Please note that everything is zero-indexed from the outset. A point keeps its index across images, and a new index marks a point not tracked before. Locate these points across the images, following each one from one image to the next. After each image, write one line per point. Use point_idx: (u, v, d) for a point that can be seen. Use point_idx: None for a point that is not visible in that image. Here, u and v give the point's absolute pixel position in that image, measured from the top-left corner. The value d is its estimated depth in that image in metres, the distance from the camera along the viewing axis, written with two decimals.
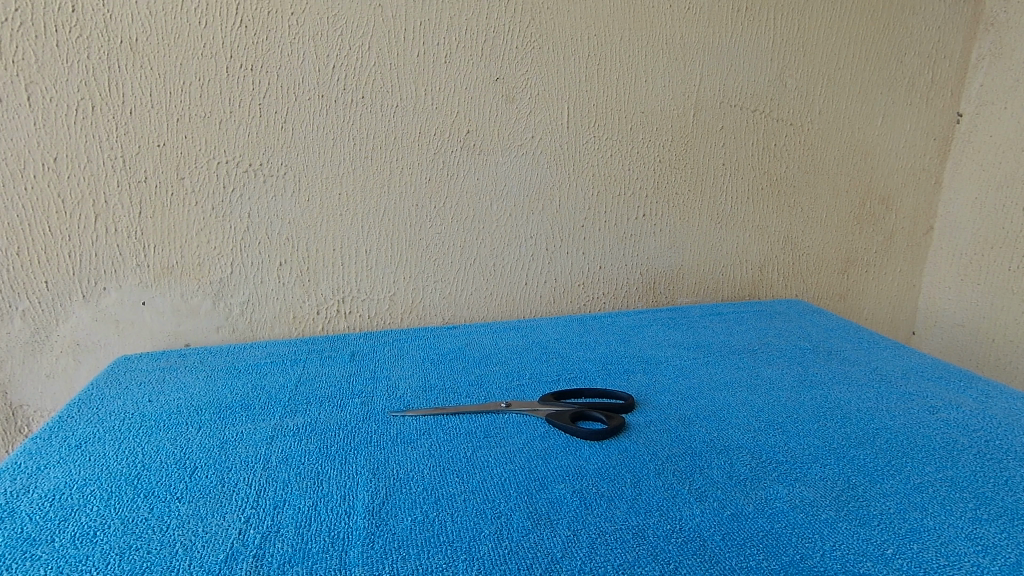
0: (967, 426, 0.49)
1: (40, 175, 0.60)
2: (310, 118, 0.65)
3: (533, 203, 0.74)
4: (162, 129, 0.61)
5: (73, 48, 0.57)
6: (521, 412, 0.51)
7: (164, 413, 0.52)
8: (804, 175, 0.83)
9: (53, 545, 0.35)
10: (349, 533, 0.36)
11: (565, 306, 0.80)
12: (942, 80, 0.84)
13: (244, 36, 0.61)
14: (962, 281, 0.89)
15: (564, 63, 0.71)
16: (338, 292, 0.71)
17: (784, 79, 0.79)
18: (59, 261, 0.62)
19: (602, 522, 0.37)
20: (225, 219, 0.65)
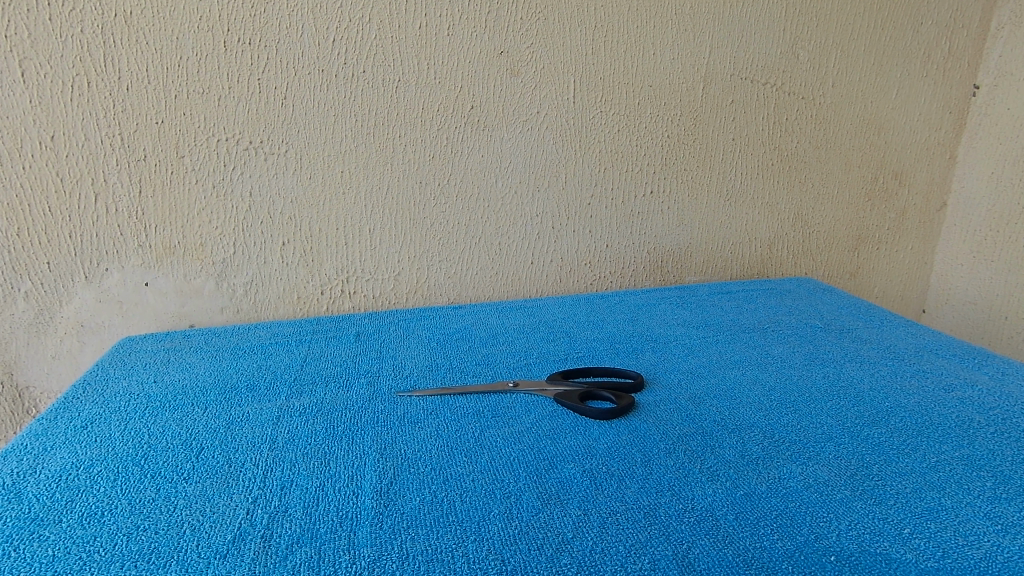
0: (982, 404, 0.48)
1: (37, 154, 0.58)
2: (311, 94, 0.63)
3: (538, 181, 0.73)
4: (160, 106, 0.60)
5: (66, 22, 0.56)
6: (528, 391, 0.51)
7: (170, 394, 0.52)
8: (816, 150, 0.81)
9: (60, 526, 0.35)
10: (358, 514, 0.36)
11: (571, 285, 0.79)
12: (960, 50, 0.82)
13: (241, 9, 0.59)
14: (975, 258, 0.87)
15: (571, 35, 0.69)
16: (342, 272, 0.71)
17: (797, 50, 0.76)
18: (60, 242, 0.62)
19: (613, 502, 0.37)
20: (227, 198, 0.64)
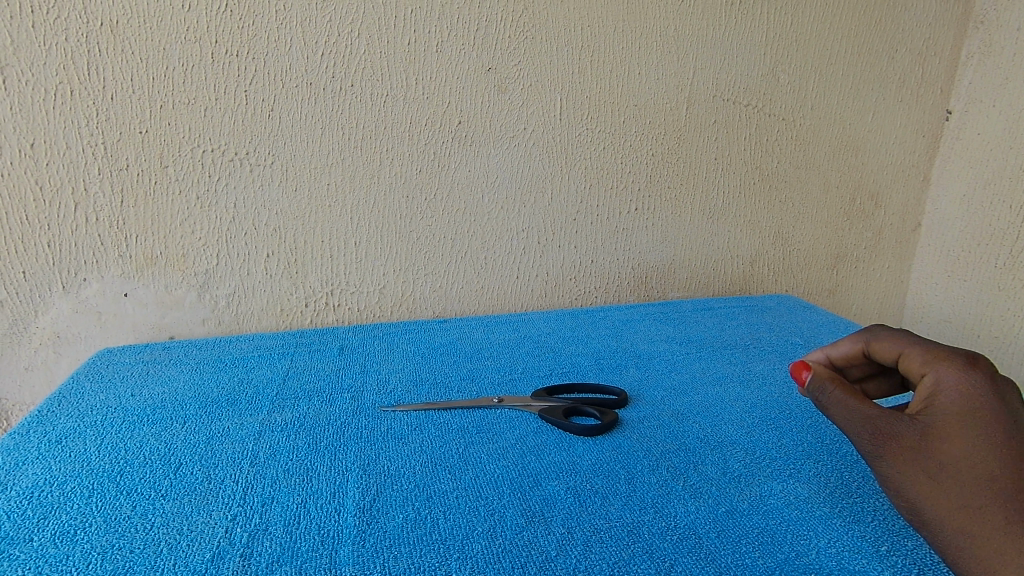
0: None
1: (17, 161, 0.58)
2: (299, 106, 0.63)
3: (525, 196, 0.73)
4: (144, 115, 0.60)
5: (51, 30, 0.55)
6: (514, 406, 0.51)
7: (148, 408, 0.51)
8: (795, 170, 0.83)
9: (32, 544, 0.34)
10: (340, 532, 0.36)
11: (556, 299, 0.79)
12: (932, 76, 0.85)
13: (229, 21, 0.59)
14: (950, 277, 0.89)
15: (558, 54, 0.70)
16: (327, 284, 0.70)
17: (777, 73, 0.78)
18: (38, 251, 0.61)
19: (597, 519, 0.37)
20: (211, 208, 0.64)
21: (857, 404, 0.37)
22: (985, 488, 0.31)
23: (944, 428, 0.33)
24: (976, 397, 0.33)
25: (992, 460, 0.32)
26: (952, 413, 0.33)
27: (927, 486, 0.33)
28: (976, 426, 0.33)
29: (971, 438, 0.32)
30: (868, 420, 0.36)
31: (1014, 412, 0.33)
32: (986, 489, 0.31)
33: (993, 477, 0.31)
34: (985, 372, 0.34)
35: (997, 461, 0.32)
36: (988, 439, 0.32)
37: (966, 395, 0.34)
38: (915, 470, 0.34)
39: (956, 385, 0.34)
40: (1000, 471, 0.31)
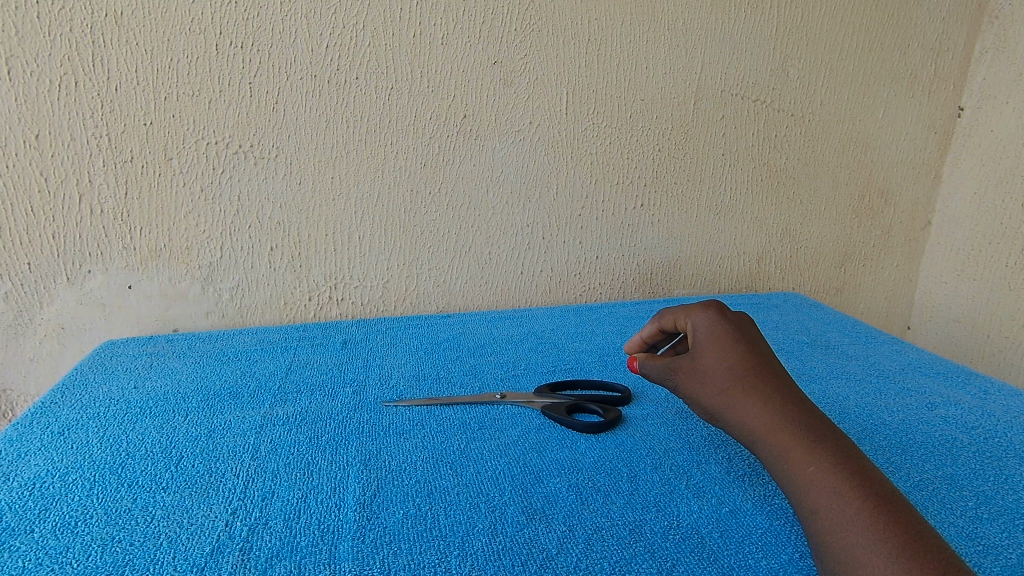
0: (965, 423, 0.48)
1: (22, 152, 0.58)
2: (303, 98, 0.63)
3: (530, 191, 0.73)
4: (148, 107, 0.59)
5: (55, 21, 0.55)
6: (516, 402, 0.50)
7: (151, 400, 0.51)
8: (803, 166, 0.82)
9: (33, 536, 0.34)
10: (340, 527, 0.35)
11: (561, 296, 0.79)
12: (944, 72, 0.83)
13: (234, 12, 0.59)
14: (960, 276, 0.88)
15: (564, 47, 0.69)
16: (330, 278, 0.70)
17: (787, 68, 0.77)
18: (42, 243, 0.61)
19: (598, 518, 0.36)
20: (215, 201, 0.64)
21: (651, 363, 0.45)
22: (750, 385, 0.40)
23: (712, 351, 0.42)
24: (724, 326, 0.43)
25: (747, 366, 0.41)
26: (713, 339, 0.43)
27: (710, 399, 0.41)
28: (731, 344, 0.42)
29: (730, 351, 0.42)
30: (663, 367, 0.44)
31: (749, 332, 0.44)
32: (749, 384, 0.40)
33: (751, 377, 0.40)
34: (723, 311, 0.45)
35: (751, 363, 0.41)
36: (740, 351, 0.42)
37: (715, 329, 0.43)
38: (703, 389, 0.41)
39: (710, 323, 0.44)
40: (756, 370, 0.40)
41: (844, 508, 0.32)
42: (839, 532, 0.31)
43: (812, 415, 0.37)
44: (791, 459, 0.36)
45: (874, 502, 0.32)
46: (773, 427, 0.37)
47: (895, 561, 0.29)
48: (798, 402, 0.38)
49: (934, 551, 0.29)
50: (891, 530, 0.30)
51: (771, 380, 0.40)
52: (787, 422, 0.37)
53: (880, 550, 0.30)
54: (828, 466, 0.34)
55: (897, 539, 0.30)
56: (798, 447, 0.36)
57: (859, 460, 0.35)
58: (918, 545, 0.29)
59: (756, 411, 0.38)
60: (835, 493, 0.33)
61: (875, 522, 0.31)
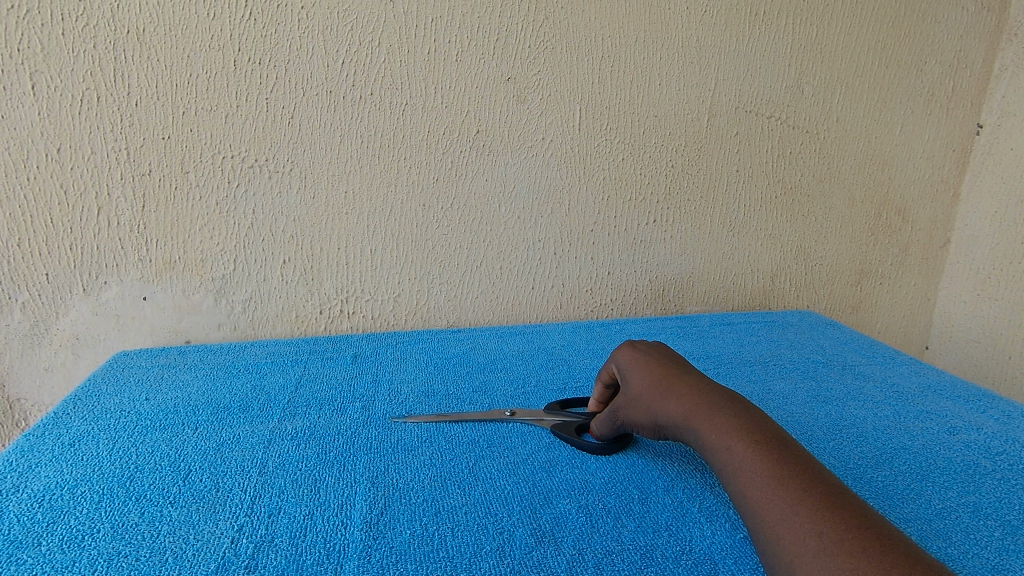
0: (988, 449, 0.47)
1: (43, 165, 0.59)
2: (319, 113, 0.64)
3: (542, 206, 0.73)
4: (167, 121, 0.60)
5: (79, 38, 0.56)
6: (526, 420, 0.50)
7: (161, 412, 0.51)
8: (818, 183, 0.81)
9: (40, 549, 0.34)
10: (346, 546, 0.35)
11: (572, 311, 0.78)
12: (963, 89, 0.82)
13: (253, 29, 0.60)
14: (980, 296, 0.86)
15: (578, 64, 0.69)
16: (342, 291, 0.70)
17: (801, 85, 0.77)
18: (61, 254, 0.62)
19: (608, 541, 0.36)
20: (229, 214, 0.64)
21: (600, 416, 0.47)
22: (663, 389, 0.43)
23: (632, 375, 0.46)
24: (639, 355, 0.47)
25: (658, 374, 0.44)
26: (630, 364, 0.47)
27: (642, 417, 0.43)
28: (646, 363, 0.46)
29: (646, 369, 0.45)
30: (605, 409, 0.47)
31: (661, 351, 0.47)
32: (662, 387, 0.43)
33: (664, 382, 0.43)
34: (636, 345, 0.49)
35: (662, 369, 0.44)
36: (654, 365, 0.45)
37: (633, 358, 0.47)
38: (633, 411, 0.44)
39: (630, 355, 0.48)
40: (666, 373, 0.44)
41: (733, 460, 0.36)
42: (733, 477, 0.35)
43: (713, 393, 0.41)
44: (699, 435, 0.39)
45: (759, 446, 0.35)
46: (685, 414, 0.40)
47: (771, 489, 0.33)
48: (703, 385, 0.42)
49: (803, 474, 0.33)
50: (767, 466, 0.34)
51: (680, 377, 0.43)
52: (693, 407, 0.40)
53: (759, 485, 0.33)
54: (723, 431, 0.37)
55: (772, 472, 0.34)
56: (701, 422, 0.39)
57: (752, 416, 0.38)
58: (790, 472, 0.33)
59: (669, 405, 0.41)
60: (726, 450, 0.36)
61: (756, 462, 0.35)
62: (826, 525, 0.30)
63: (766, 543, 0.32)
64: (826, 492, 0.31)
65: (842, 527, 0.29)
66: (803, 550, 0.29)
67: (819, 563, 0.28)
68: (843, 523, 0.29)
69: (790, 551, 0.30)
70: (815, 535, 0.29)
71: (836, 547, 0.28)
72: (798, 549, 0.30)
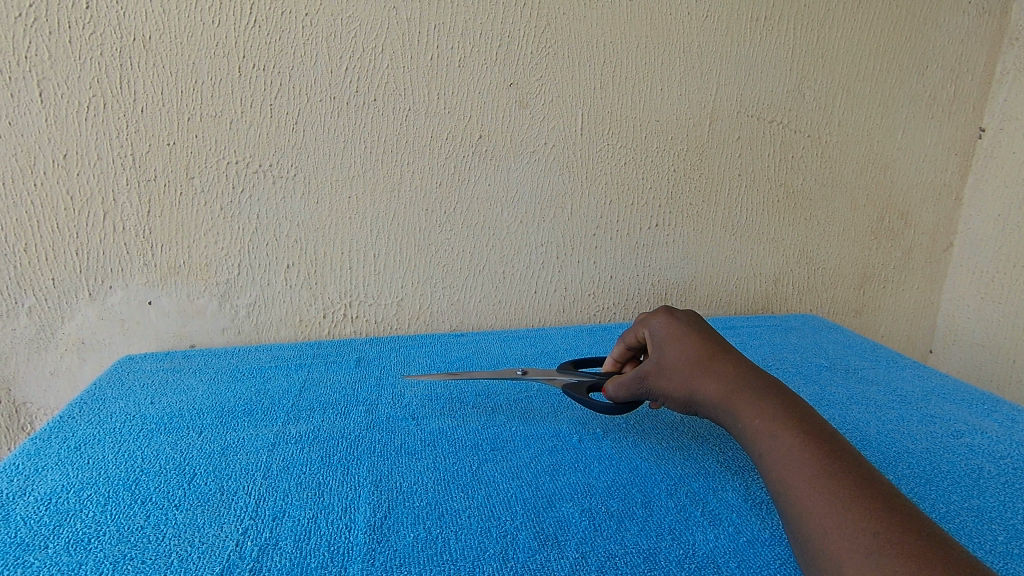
0: (992, 453, 0.47)
1: (49, 171, 0.59)
2: (322, 120, 0.64)
3: (544, 211, 0.73)
4: (172, 127, 0.61)
5: (86, 45, 0.57)
6: (537, 377, 0.52)
7: (166, 416, 0.51)
8: (821, 187, 0.81)
9: (47, 551, 0.35)
10: (350, 549, 0.35)
11: (574, 315, 0.78)
12: (964, 93, 0.82)
13: (257, 36, 0.60)
14: (983, 299, 0.86)
15: (580, 69, 0.69)
16: (345, 296, 0.71)
17: (803, 90, 0.77)
18: (67, 258, 0.62)
19: (611, 544, 0.36)
20: (234, 219, 0.65)
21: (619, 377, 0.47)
22: (707, 366, 0.43)
23: (671, 345, 0.46)
24: (677, 325, 0.47)
25: (699, 350, 0.44)
26: (669, 334, 0.47)
27: (677, 389, 0.44)
28: (687, 336, 0.46)
29: (688, 343, 0.45)
30: (630, 371, 0.47)
31: (699, 324, 0.48)
32: (704, 363, 0.43)
33: (708, 360, 0.43)
34: (674, 313, 0.49)
35: (704, 345, 0.45)
36: (696, 340, 0.45)
37: (670, 327, 0.47)
38: (667, 380, 0.44)
39: (667, 324, 0.48)
40: (709, 351, 0.44)
41: (782, 449, 0.36)
42: (776, 461, 0.35)
43: (759, 380, 0.41)
44: (742, 420, 0.39)
45: (811, 442, 0.35)
46: (728, 396, 0.41)
47: (819, 482, 0.33)
48: (747, 369, 0.42)
49: (854, 469, 0.33)
50: (818, 458, 0.34)
51: (725, 358, 0.43)
52: (739, 390, 0.41)
53: (807, 476, 0.33)
54: (769, 416, 0.38)
55: (820, 459, 0.34)
56: (746, 406, 0.39)
57: (798, 406, 0.39)
58: (842, 468, 0.33)
59: (711, 384, 0.42)
60: (774, 438, 0.36)
61: (808, 455, 0.34)
62: (882, 526, 0.29)
63: (807, 533, 0.31)
64: (879, 492, 0.31)
65: (899, 530, 0.29)
66: (851, 543, 0.29)
67: (868, 560, 0.28)
68: (898, 526, 0.29)
69: (836, 543, 0.29)
70: (867, 531, 0.29)
71: (889, 546, 0.28)
72: (846, 542, 0.29)
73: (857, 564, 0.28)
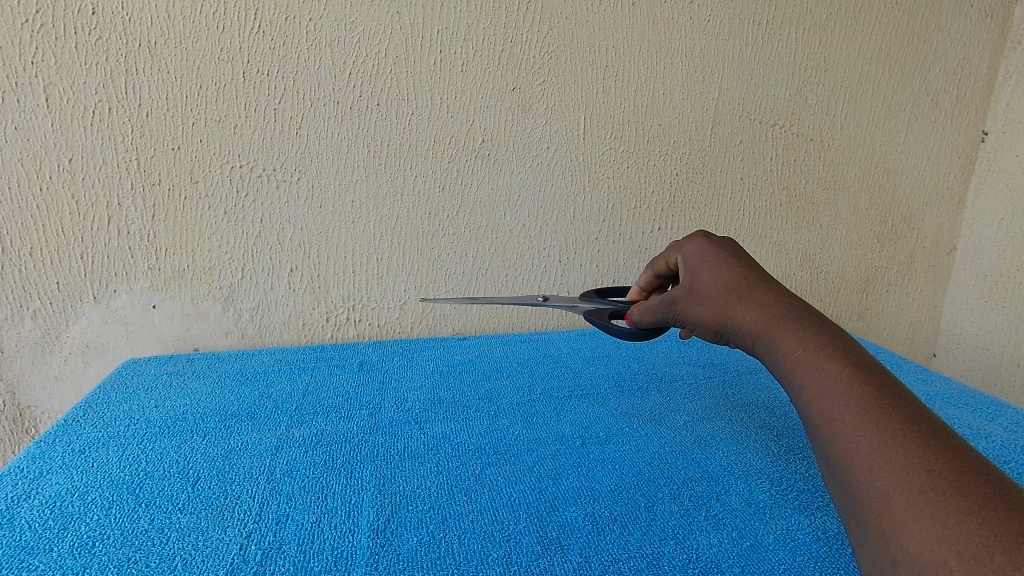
0: (996, 458, 0.47)
1: (55, 175, 0.60)
2: (325, 124, 0.64)
3: (547, 215, 0.73)
4: (177, 132, 0.61)
5: (92, 51, 0.57)
6: (559, 304, 0.56)
7: (170, 420, 0.51)
8: (823, 191, 0.81)
9: (51, 555, 0.35)
10: (353, 552, 0.35)
11: (576, 319, 0.79)
12: (967, 97, 0.82)
13: (261, 41, 0.61)
14: (987, 303, 0.86)
15: (582, 73, 0.69)
16: (348, 299, 0.71)
17: (805, 94, 0.77)
18: (72, 262, 0.62)
19: (615, 549, 0.36)
20: (238, 223, 0.65)
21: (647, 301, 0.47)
22: (744, 293, 0.42)
23: (706, 270, 0.44)
24: (714, 251, 0.46)
25: (739, 278, 0.43)
26: (706, 261, 0.45)
27: (710, 316, 0.43)
28: (724, 262, 0.44)
29: (726, 270, 0.44)
30: (657, 297, 0.46)
31: (736, 251, 0.46)
32: (744, 292, 0.42)
33: (746, 286, 0.42)
34: (710, 238, 0.47)
35: (744, 273, 0.43)
36: (733, 265, 0.44)
37: (705, 254, 0.46)
38: (701, 306, 0.43)
39: (702, 248, 0.46)
40: (748, 279, 0.43)
41: (827, 381, 0.35)
42: (816, 396, 0.35)
43: (800, 308, 0.40)
44: (782, 349, 0.39)
45: (858, 376, 0.34)
46: (767, 325, 0.40)
47: (867, 415, 0.32)
48: (788, 300, 0.41)
49: (904, 405, 0.32)
50: (865, 390, 0.33)
51: (765, 287, 0.42)
52: (779, 319, 0.40)
53: (854, 409, 0.32)
54: (814, 348, 0.37)
55: (869, 393, 0.33)
56: (787, 336, 0.39)
57: (842, 339, 0.38)
58: (891, 402, 0.32)
59: (751, 313, 0.41)
60: (818, 369, 0.36)
61: (855, 388, 0.33)
62: (936, 463, 0.28)
63: (852, 469, 0.31)
64: (929, 427, 0.30)
65: (954, 468, 0.28)
66: (900, 479, 0.29)
67: (919, 501, 0.27)
68: (952, 464, 0.28)
69: (884, 479, 0.29)
70: (919, 469, 0.28)
71: (942, 482, 0.27)
72: (894, 478, 0.29)
73: (907, 502, 0.28)
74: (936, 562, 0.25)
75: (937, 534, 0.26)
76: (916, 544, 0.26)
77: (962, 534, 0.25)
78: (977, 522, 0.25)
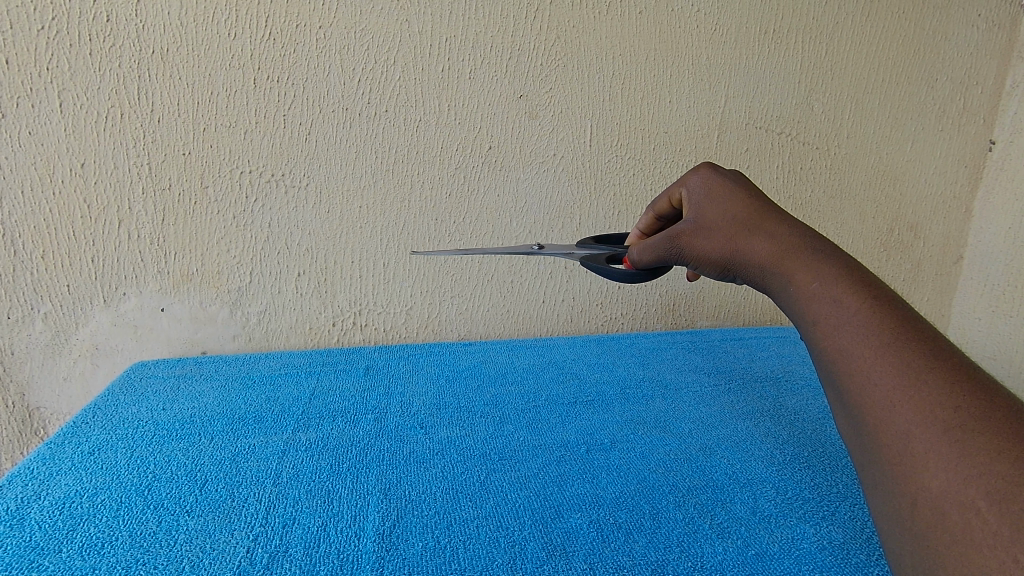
0: None
1: (67, 179, 0.60)
2: (335, 130, 0.65)
3: (553, 221, 0.74)
4: (188, 137, 0.62)
5: (106, 57, 0.58)
6: (555, 252, 0.55)
7: (177, 423, 0.52)
8: (829, 200, 0.82)
9: (61, 555, 0.35)
10: (359, 557, 0.35)
11: (582, 325, 0.79)
12: (976, 106, 0.82)
13: (272, 48, 0.61)
14: (995, 312, 0.86)
15: (589, 81, 0.70)
16: (355, 304, 0.71)
17: (812, 101, 0.77)
18: (83, 266, 0.63)
19: (620, 556, 0.36)
20: (247, 228, 0.66)
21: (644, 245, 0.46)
22: (754, 225, 0.40)
23: (713, 203, 0.43)
24: (722, 183, 0.44)
25: (748, 210, 0.41)
26: (711, 194, 0.43)
27: (716, 250, 0.42)
28: (732, 194, 0.42)
29: (734, 202, 0.42)
30: (659, 233, 0.45)
31: (746, 182, 0.44)
32: (753, 225, 0.40)
33: (755, 217, 0.40)
34: (717, 169, 0.45)
35: (752, 205, 0.41)
36: (741, 197, 0.42)
37: (712, 186, 0.44)
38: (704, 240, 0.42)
39: (708, 180, 0.44)
40: (757, 211, 0.41)
41: (844, 314, 0.32)
42: (832, 332, 0.32)
43: (815, 242, 0.38)
44: (793, 283, 0.36)
45: (876, 309, 0.32)
46: (777, 257, 0.38)
47: (887, 351, 0.30)
48: (803, 231, 0.39)
49: (928, 341, 0.30)
50: (886, 325, 0.31)
51: (776, 217, 0.40)
52: (791, 249, 0.38)
53: (872, 344, 0.30)
54: (829, 282, 0.34)
55: (890, 328, 0.31)
56: (800, 270, 0.36)
57: (858, 271, 0.35)
58: (914, 338, 0.30)
59: (759, 245, 0.39)
60: (832, 303, 0.33)
61: (873, 322, 0.31)
62: (961, 400, 0.27)
63: (868, 409, 0.29)
64: (952, 364, 0.29)
65: (982, 407, 0.26)
66: (924, 420, 0.27)
67: (945, 441, 0.26)
68: (979, 401, 0.27)
69: (906, 420, 0.28)
70: (945, 407, 0.27)
71: (969, 422, 0.26)
72: (919, 418, 0.27)
73: (932, 442, 0.26)
74: (959, 502, 0.25)
75: (963, 476, 0.25)
76: (940, 486, 0.26)
77: (990, 475, 0.24)
78: (1007, 462, 0.24)
